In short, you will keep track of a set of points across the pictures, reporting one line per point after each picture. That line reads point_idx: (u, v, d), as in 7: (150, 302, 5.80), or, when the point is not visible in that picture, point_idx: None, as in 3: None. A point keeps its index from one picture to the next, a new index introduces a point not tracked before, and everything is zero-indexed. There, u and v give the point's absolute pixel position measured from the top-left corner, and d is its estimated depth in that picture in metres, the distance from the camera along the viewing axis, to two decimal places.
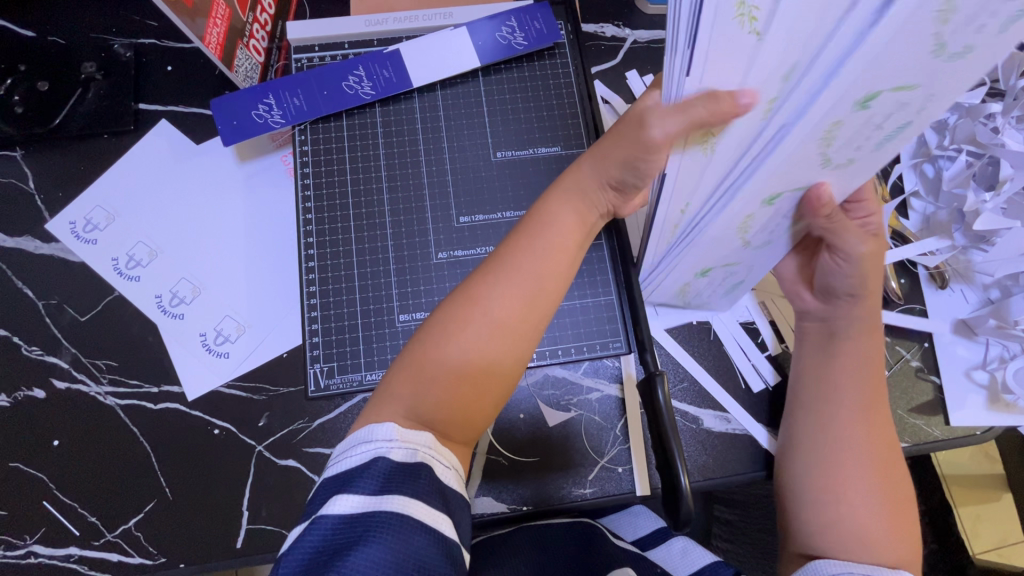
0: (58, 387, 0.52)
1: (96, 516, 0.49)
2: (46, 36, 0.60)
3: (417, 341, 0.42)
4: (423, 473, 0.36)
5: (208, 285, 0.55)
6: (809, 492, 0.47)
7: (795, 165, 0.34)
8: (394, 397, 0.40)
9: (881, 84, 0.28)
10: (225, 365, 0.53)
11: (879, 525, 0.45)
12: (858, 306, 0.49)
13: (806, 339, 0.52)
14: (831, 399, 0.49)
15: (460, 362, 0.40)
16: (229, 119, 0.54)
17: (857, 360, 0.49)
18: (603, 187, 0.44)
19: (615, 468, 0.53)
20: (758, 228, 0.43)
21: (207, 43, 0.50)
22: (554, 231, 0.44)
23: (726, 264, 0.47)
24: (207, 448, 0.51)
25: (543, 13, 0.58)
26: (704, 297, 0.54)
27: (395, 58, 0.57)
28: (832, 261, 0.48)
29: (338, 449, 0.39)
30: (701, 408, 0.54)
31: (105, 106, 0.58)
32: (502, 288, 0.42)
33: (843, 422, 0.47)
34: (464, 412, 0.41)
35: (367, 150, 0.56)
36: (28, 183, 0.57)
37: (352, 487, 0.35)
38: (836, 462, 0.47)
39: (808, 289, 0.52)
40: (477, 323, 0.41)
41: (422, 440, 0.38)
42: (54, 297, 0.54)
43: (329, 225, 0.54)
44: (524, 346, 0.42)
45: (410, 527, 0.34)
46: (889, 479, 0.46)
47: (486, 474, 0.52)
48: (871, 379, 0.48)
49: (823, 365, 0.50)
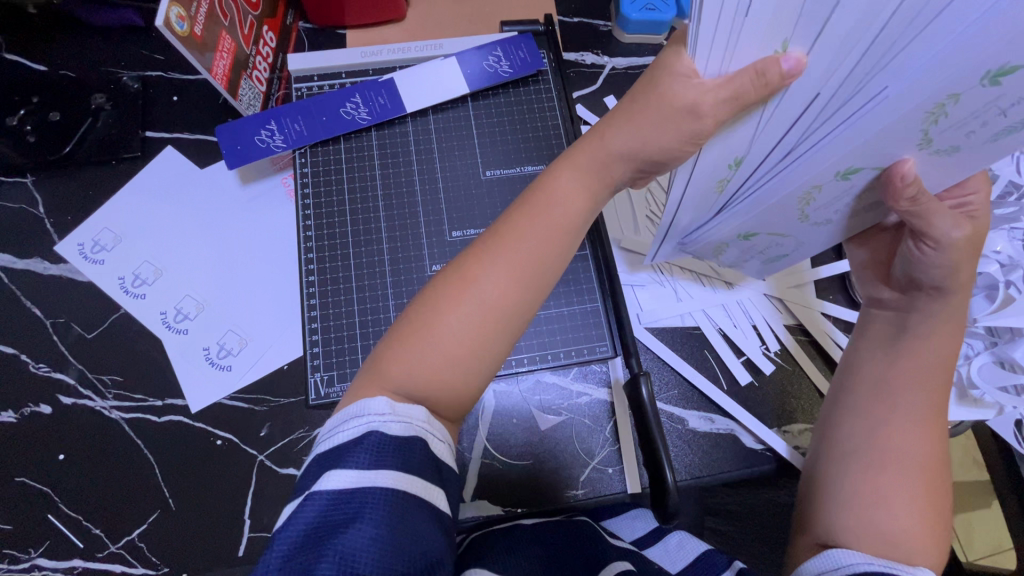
0: (64, 403, 0.54)
1: (101, 528, 0.51)
2: (57, 71, 0.63)
3: (414, 315, 0.43)
4: (416, 447, 0.38)
5: (211, 302, 0.57)
6: (840, 488, 0.46)
7: (890, 136, 0.35)
8: (387, 361, 0.42)
9: (1018, 58, 0.29)
10: (227, 377, 0.55)
11: (910, 526, 0.43)
12: (942, 302, 0.48)
13: (870, 335, 0.52)
14: (878, 399, 0.48)
15: (451, 339, 0.42)
16: (233, 143, 0.57)
17: (917, 361, 0.48)
18: (615, 163, 0.43)
19: (606, 469, 0.55)
20: (822, 203, 0.44)
21: (214, 75, 0.53)
22: (556, 211, 0.44)
23: (771, 234, 0.49)
24: (209, 458, 0.53)
25: (526, 42, 0.63)
26: (741, 260, 0.56)
27: (390, 86, 0.61)
28: (918, 248, 0.47)
29: (330, 424, 0.40)
30: (686, 409, 0.57)
31: (114, 134, 0.62)
32: (500, 265, 0.43)
33: (889, 421, 0.47)
34: (450, 389, 0.42)
35: (364, 171, 0.59)
36: (38, 208, 0.59)
37: (347, 461, 0.36)
38: (873, 459, 0.46)
39: (886, 285, 0.53)
40: (468, 304, 0.42)
41: (416, 416, 0.39)
42: (62, 315, 0.56)
43: (329, 241, 0.57)
44: (512, 327, 0.43)
45: (404, 501, 0.36)
46: (927, 486, 0.45)
47: (482, 477, 0.54)
48: (923, 384, 0.47)
49: (881, 366, 0.49)
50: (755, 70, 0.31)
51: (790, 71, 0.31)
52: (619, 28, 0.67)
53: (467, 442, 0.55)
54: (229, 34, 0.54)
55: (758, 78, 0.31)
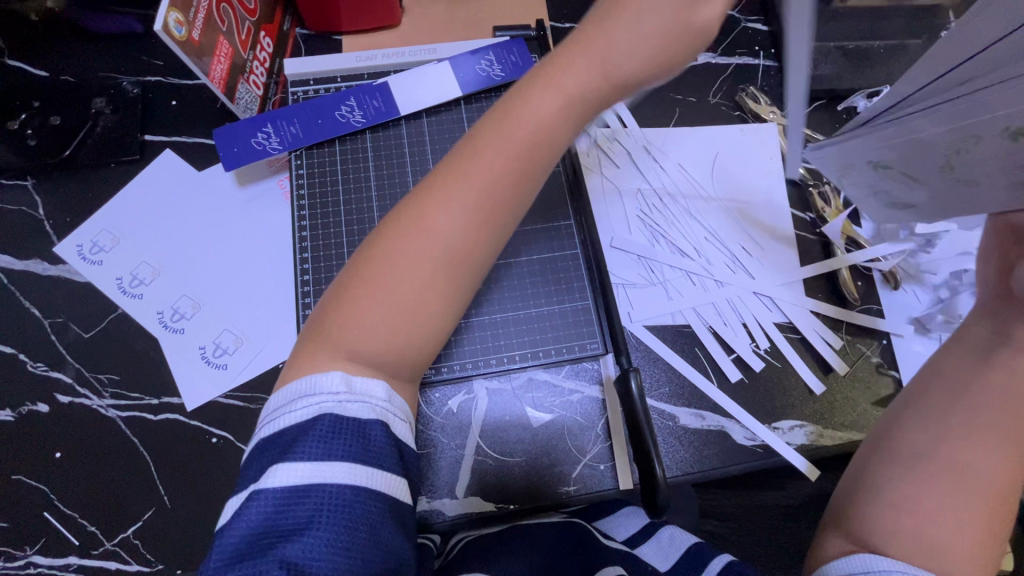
0: (61, 401, 0.54)
1: (96, 525, 0.51)
2: (59, 76, 0.65)
3: (362, 263, 0.41)
4: (370, 430, 0.38)
5: (208, 301, 0.58)
6: (889, 490, 0.42)
7: None
8: (342, 328, 0.40)
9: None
10: (223, 375, 0.55)
11: (963, 537, 0.39)
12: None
13: (964, 341, 0.48)
14: (957, 409, 0.44)
15: (403, 288, 0.40)
16: (230, 145, 0.58)
17: (1005, 378, 0.44)
18: (588, 67, 0.40)
19: (598, 465, 0.55)
20: (969, 160, 0.42)
21: (211, 78, 0.55)
22: (527, 119, 0.41)
23: (905, 173, 0.49)
24: (205, 456, 0.53)
25: (518, 47, 0.64)
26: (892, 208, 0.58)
27: (384, 90, 0.62)
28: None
29: (276, 403, 0.39)
30: (676, 406, 0.57)
31: (114, 137, 0.63)
32: (462, 197, 0.40)
33: (970, 425, 0.43)
34: (402, 342, 0.41)
35: (358, 172, 0.60)
36: (38, 210, 0.60)
37: (296, 454, 0.36)
38: (938, 465, 0.42)
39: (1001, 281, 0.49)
40: (424, 249, 0.40)
41: (376, 394, 0.39)
42: (60, 315, 0.57)
43: (323, 241, 0.58)
44: (470, 269, 0.42)
45: (356, 494, 0.36)
46: (992, 501, 0.41)
47: (475, 473, 0.55)
48: (1007, 403, 0.43)
49: (972, 369, 0.46)
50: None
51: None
52: None
53: (456, 437, 0.56)
54: (226, 39, 0.56)
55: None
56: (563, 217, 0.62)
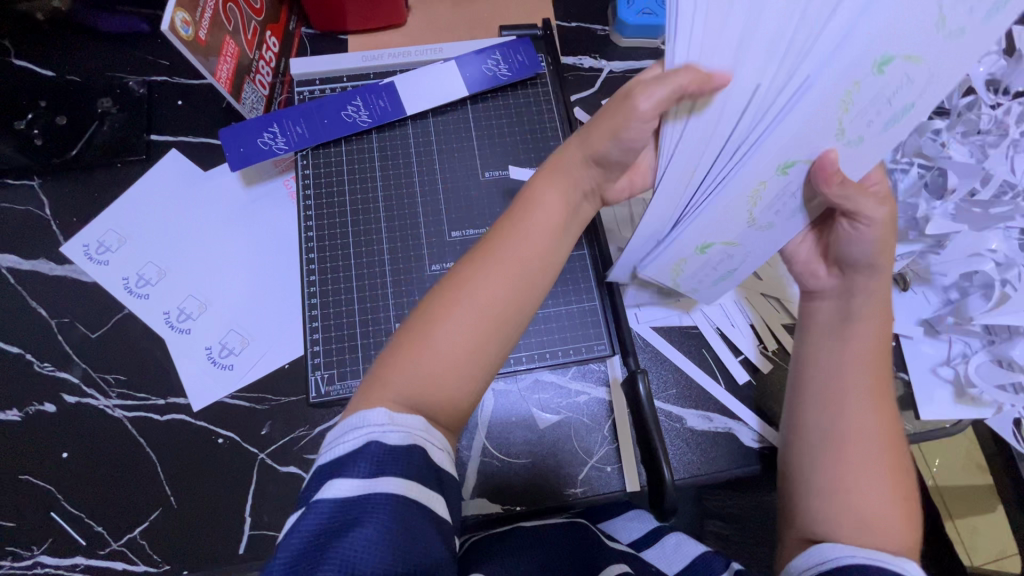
0: (68, 401, 0.54)
1: (102, 525, 0.51)
2: (65, 76, 0.65)
3: (412, 320, 0.44)
4: (414, 453, 0.38)
5: (214, 302, 0.58)
6: (813, 472, 0.46)
7: (812, 128, 0.37)
8: (389, 377, 0.41)
9: (894, 46, 0.33)
10: (229, 376, 0.55)
11: (881, 507, 0.43)
12: (876, 278, 0.48)
13: (816, 320, 0.51)
14: (833, 385, 0.48)
15: (446, 344, 0.42)
16: (237, 145, 0.58)
17: (864, 344, 0.48)
18: (580, 170, 0.46)
19: (604, 468, 0.55)
20: (767, 203, 0.43)
21: (218, 79, 0.54)
22: (539, 213, 0.45)
23: (724, 244, 0.47)
24: (211, 456, 0.53)
25: (524, 47, 0.64)
26: (696, 283, 0.52)
27: (390, 90, 0.61)
28: (850, 228, 0.46)
29: (330, 436, 0.40)
30: (684, 408, 0.57)
31: (120, 137, 0.63)
32: (491, 267, 0.44)
33: (846, 408, 0.46)
34: (447, 396, 0.42)
35: (365, 173, 0.60)
36: (44, 210, 0.60)
37: (347, 471, 0.36)
38: (841, 435, 0.46)
39: (823, 264, 0.52)
40: (461, 308, 0.43)
41: (414, 424, 0.39)
42: (67, 315, 0.57)
43: (329, 242, 0.58)
44: (503, 329, 0.43)
45: (404, 508, 0.36)
46: (889, 467, 0.45)
47: (482, 475, 0.55)
48: (869, 368, 0.47)
49: (830, 348, 0.49)
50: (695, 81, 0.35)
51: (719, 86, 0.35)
52: (616, 32, 0.67)
53: (465, 440, 0.55)
54: (233, 39, 0.56)
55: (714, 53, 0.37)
56: None
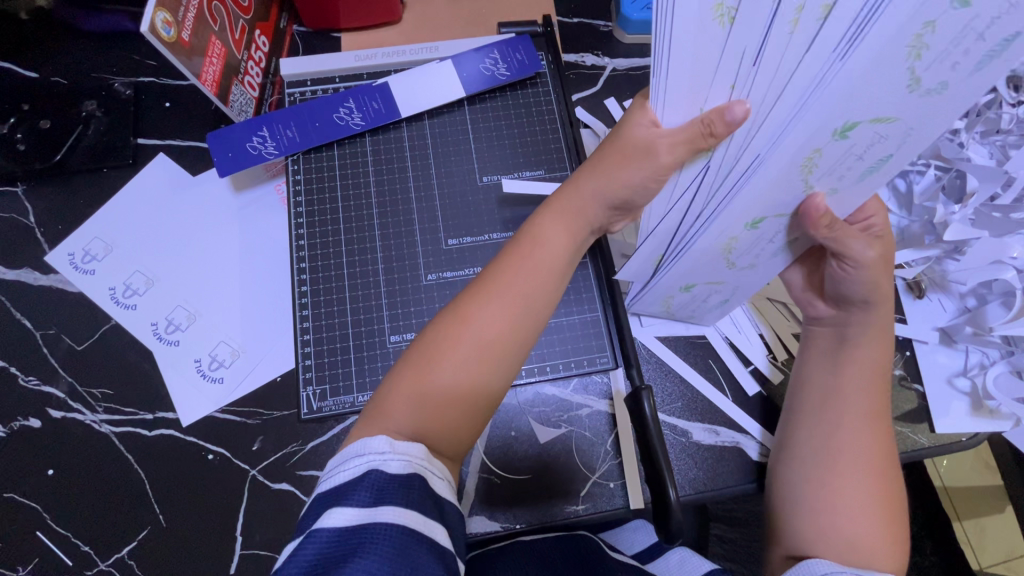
0: (53, 416, 0.53)
1: (90, 545, 0.49)
2: (49, 78, 0.62)
3: (415, 350, 0.42)
4: (415, 482, 0.36)
5: (203, 312, 0.56)
6: (800, 491, 0.46)
7: (779, 187, 0.36)
8: (390, 411, 0.40)
9: (856, 113, 0.30)
10: (219, 390, 0.54)
11: (868, 524, 0.43)
12: (872, 314, 0.46)
13: (813, 344, 0.51)
14: (826, 412, 0.47)
15: (450, 378, 0.41)
16: (225, 150, 0.56)
17: (861, 369, 0.47)
18: (591, 206, 0.43)
19: (607, 483, 0.53)
20: (743, 248, 0.42)
21: (203, 81, 0.52)
22: (541, 250, 0.44)
23: (710, 283, 0.47)
24: (200, 473, 0.51)
25: (524, 45, 0.61)
26: (690, 309, 0.53)
27: (384, 91, 0.59)
28: (841, 268, 0.45)
29: (332, 464, 0.38)
30: (689, 421, 0.55)
31: (106, 141, 0.61)
32: (493, 303, 0.42)
33: (835, 429, 0.46)
34: (449, 429, 0.41)
35: (358, 178, 0.58)
36: (28, 217, 0.58)
37: (346, 500, 0.35)
38: (828, 461, 0.45)
39: (819, 298, 0.50)
40: (464, 342, 0.41)
41: (417, 452, 0.38)
42: (52, 326, 0.55)
43: (322, 251, 0.56)
44: (507, 363, 0.42)
45: (406, 537, 0.33)
46: (881, 485, 0.44)
47: (480, 493, 0.53)
48: (868, 391, 0.46)
49: (830, 374, 0.48)
50: (703, 120, 0.33)
51: (734, 121, 0.32)
52: (619, 27, 0.65)
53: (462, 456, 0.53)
54: (219, 39, 0.53)
55: (704, 128, 0.33)
56: None
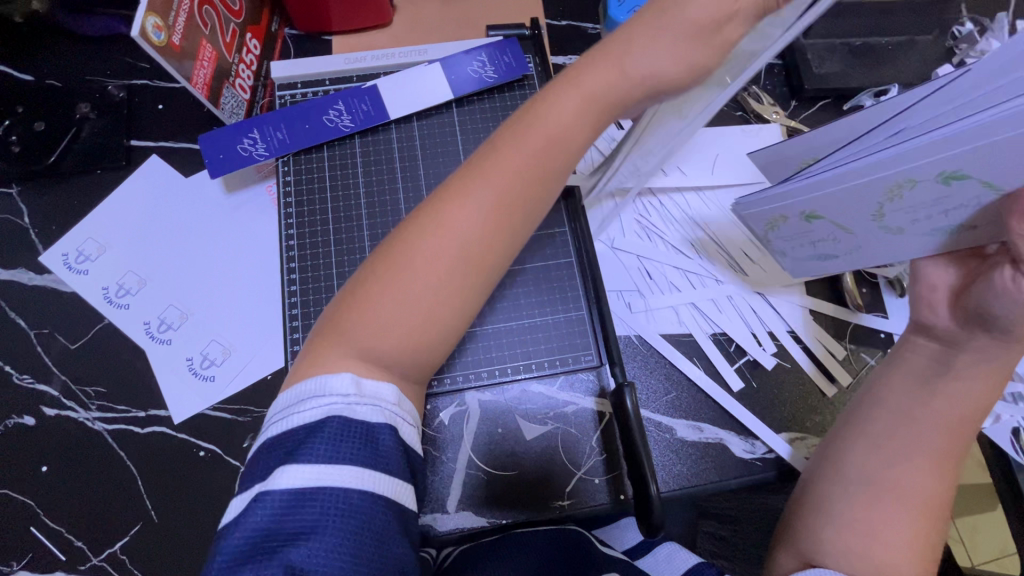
0: (47, 414, 0.54)
1: (83, 540, 0.50)
2: (43, 81, 0.63)
3: (384, 254, 0.40)
4: (380, 432, 0.37)
5: (195, 311, 0.57)
6: (837, 505, 0.46)
7: (993, 149, 0.36)
8: (355, 329, 0.39)
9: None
10: (211, 387, 0.54)
11: (902, 549, 0.43)
12: (1000, 347, 0.46)
13: (911, 358, 0.50)
14: (896, 436, 0.47)
15: (418, 292, 0.39)
16: (215, 152, 0.56)
17: (952, 402, 0.46)
18: (599, 84, 0.41)
19: (592, 479, 0.54)
20: (906, 203, 0.43)
21: (194, 84, 0.53)
22: (547, 127, 0.41)
23: (835, 223, 0.47)
24: (192, 469, 0.52)
25: (512, 47, 0.62)
26: (784, 249, 0.53)
27: (373, 93, 0.60)
28: (1014, 281, 0.42)
29: (287, 399, 0.39)
30: (674, 418, 0.56)
31: (100, 142, 0.61)
32: (474, 203, 0.40)
33: (899, 461, 0.46)
34: (412, 348, 0.40)
35: (347, 179, 0.59)
36: (23, 218, 0.59)
37: (302, 457, 0.35)
38: (882, 484, 0.45)
39: (946, 303, 0.49)
40: (436, 252, 0.39)
41: (387, 397, 0.39)
42: (46, 326, 0.56)
43: (311, 251, 0.57)
44: (482, 276, 0.40)
45: (363, 500, 0.35)
46: (927, 524, 0.44)
47: (467, 488, 0.54)
48: (942, 428, 0.46)
49: (913, 396, 0.48)
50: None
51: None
52: (607, 31, 0.66)
53: (449, 452, 0.54)
54: (210, 42, 0.54)
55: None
56: (558, 224, 0.60)
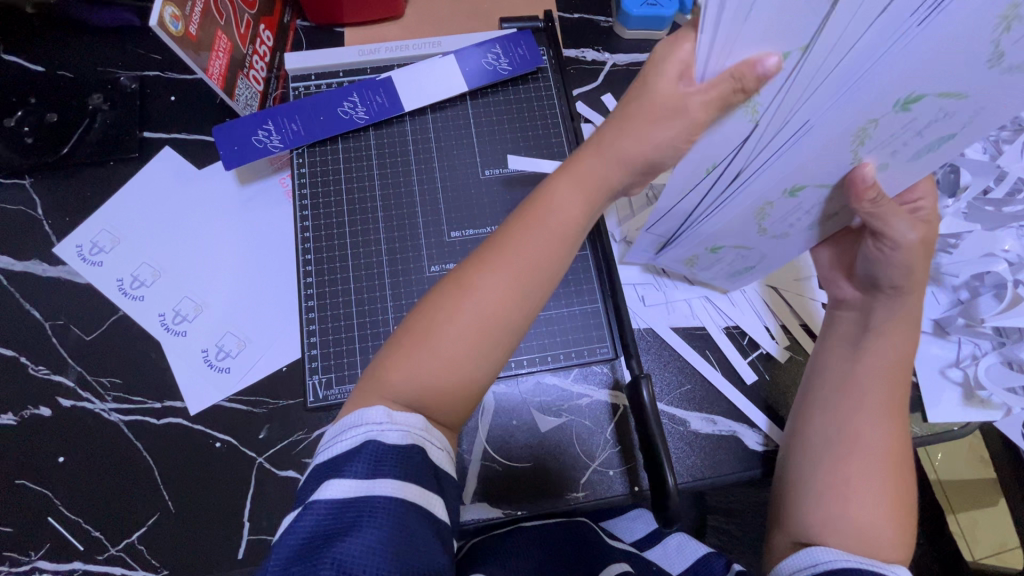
0: (63, 405, 0.54)
1: (101, 530, 0.51)
2: (54, 71, 0.63)
3: (415, 320, 0.42)
4: (414, 453, 0.37)
5: (210, 303, 0.57)
6: (812, 473, 0.47)
7: (822, 158, 0.37)
8: (392, 383, 0.40)
9: (924, 87, 0.31)
10: (226, 379, 0.55)
11: (875, 513, 0.44)
12: (902, 300, 0.48)
13: (837, 330, 0.53)
14: (848, 398, 0.48)
15: (452, 351, 0.40)
16: (230, 144, 0.56)
17: (883, 357, 0.48)
18: (609, 173, 0.42)
19: (607, 471, 0.54)
20: (776, 217, 0.44)
21: (210, 75, 0.53)
22: (555, 217, 0.42)
23: (737, 248, 0.49)
24: (208, 460, 0.52)
25: (526, 40, 0.62)
26: (710, 271, 0.56)
27: (388, 85, 0.60)
28: (877, 248, 0.46)
29: (329, 434, 0.39)
30: (688, 410, 0.56)
31: (112, 134, 0.61)
32: (496, 275, 0.41)
33: (856, 419, 0.47)
34: (450, 401, 0.41)
35: (362, 171, 0.59)
36: (36, 209, 0.59)
37: (344, 471, 0.35)
38: (849, 448, 0.46)
39: (846, 280, 0.53)
40: (467, 316, 0.41)
41: (415, 423, 0.39)
42: (61, 317, 0.56)
43: (327, 243, 0.57)
44: (509, 336, 0.42)
45: (402, 509, 0.35)
46: (894, 476, 0.45)
47: (483, 478, 0.54)
48: (889, 379, 0.47)
49: (848, 358, 0.50)
50: (732, 74, 0.30)
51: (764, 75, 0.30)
52: (620, 23, 0.65)
53: (465, 443, 0.54)
54: (225, 33, 0.54)
55: (734, 82, 0.31)
56: None
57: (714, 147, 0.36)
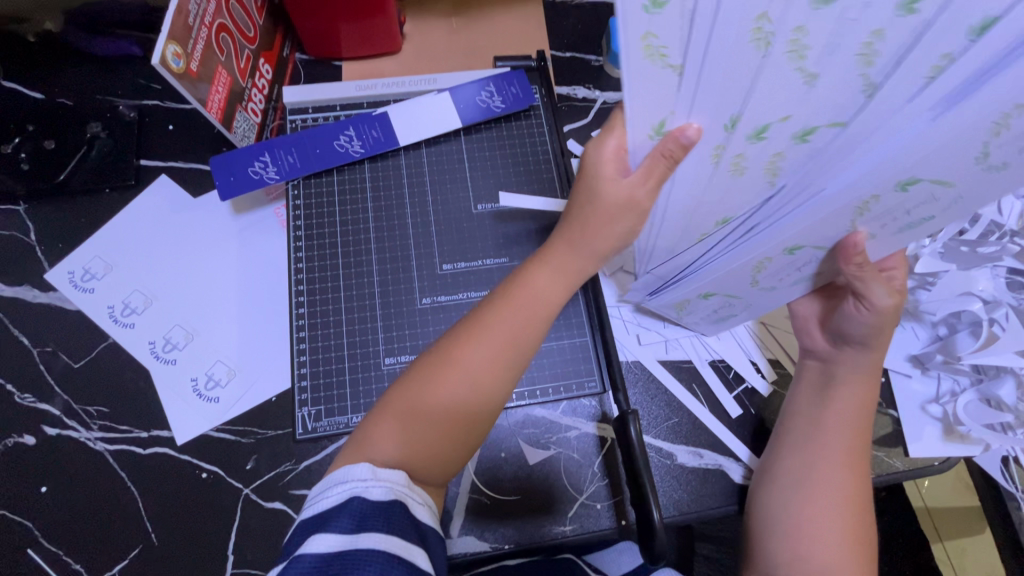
0: (48, 433, 0.53)
1: (81, 563, 0.50)
2: (54, 99, 0.64)
3: (405, 380, 0.45)
4: (397, 508, 0.39)
5: (201, 332, 0.57)
6: (780, 517, 0.49)
7: (828, 224, 0.37)
8: (378, 434, 0.43)
9: (921, 173, 0.31)
10: (214, 409, 0.54)
11: (841, 555, 0.47)
12: (865, 356, 0.50)
13: (805, 376, 0.54)
14: (813, 442, 0.50)
15: (441, 407, 0.44)
16: (227, 175, 0.57)
17: (848, 404, 0.51)
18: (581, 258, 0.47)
19: (594, 504, 0.54)
20: (771, 271, 0.45)
21: (208, 107, 0.54)
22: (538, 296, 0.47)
23: (727, 295, 0.50)
24: (194, 491, 0.52)
25: (518, 78, 0.64)
26: (694, 315, 0.57)
27: (383, 120, 0.61)
28: (856, 307, 0.48)
29: (315, 491, 0.41)
30: (674, 444, 0.57)
31: (109, 162, 0.62)
32: (479, 340, 0.45)
33: (821, 466, 0.49)
34: (435, 453, 0.44)
35: (356, 203, 0.60)
36: (29, 235, 0.60)
37: (330, 526, 0.37)
38: (818, 493, 0.49)
39: (819, 329, 0.53)
40: (454, 375, 0.44)
41: (397, 479, 0.40)
42: (49, 344, 0.56)
43: (319, 274, 0.57)
44: (496, 390, 0.45)
45: (387, 561, 0.36)
46: (855, 516, 0.48)
47: (471, 512, 0.54)
48: (850, 427, 0.50)
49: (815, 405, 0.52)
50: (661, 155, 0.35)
51: (688, 142, 0.33)
52: (610, 62, 0.67)
53: (454, 478, 0.54)
54: (225, 68, 0.55)
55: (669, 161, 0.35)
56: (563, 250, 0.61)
57: (729, 196, 0.39)
